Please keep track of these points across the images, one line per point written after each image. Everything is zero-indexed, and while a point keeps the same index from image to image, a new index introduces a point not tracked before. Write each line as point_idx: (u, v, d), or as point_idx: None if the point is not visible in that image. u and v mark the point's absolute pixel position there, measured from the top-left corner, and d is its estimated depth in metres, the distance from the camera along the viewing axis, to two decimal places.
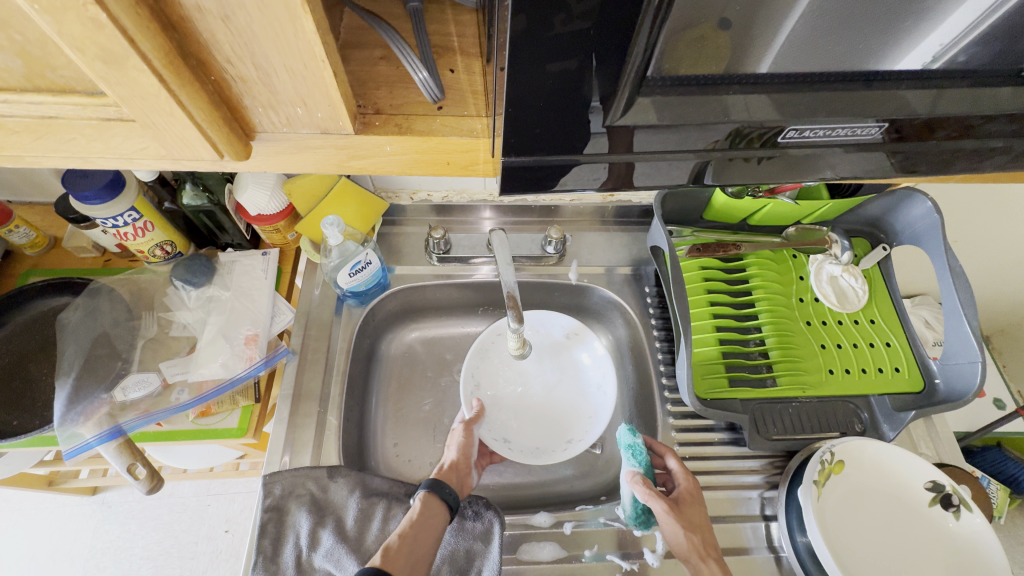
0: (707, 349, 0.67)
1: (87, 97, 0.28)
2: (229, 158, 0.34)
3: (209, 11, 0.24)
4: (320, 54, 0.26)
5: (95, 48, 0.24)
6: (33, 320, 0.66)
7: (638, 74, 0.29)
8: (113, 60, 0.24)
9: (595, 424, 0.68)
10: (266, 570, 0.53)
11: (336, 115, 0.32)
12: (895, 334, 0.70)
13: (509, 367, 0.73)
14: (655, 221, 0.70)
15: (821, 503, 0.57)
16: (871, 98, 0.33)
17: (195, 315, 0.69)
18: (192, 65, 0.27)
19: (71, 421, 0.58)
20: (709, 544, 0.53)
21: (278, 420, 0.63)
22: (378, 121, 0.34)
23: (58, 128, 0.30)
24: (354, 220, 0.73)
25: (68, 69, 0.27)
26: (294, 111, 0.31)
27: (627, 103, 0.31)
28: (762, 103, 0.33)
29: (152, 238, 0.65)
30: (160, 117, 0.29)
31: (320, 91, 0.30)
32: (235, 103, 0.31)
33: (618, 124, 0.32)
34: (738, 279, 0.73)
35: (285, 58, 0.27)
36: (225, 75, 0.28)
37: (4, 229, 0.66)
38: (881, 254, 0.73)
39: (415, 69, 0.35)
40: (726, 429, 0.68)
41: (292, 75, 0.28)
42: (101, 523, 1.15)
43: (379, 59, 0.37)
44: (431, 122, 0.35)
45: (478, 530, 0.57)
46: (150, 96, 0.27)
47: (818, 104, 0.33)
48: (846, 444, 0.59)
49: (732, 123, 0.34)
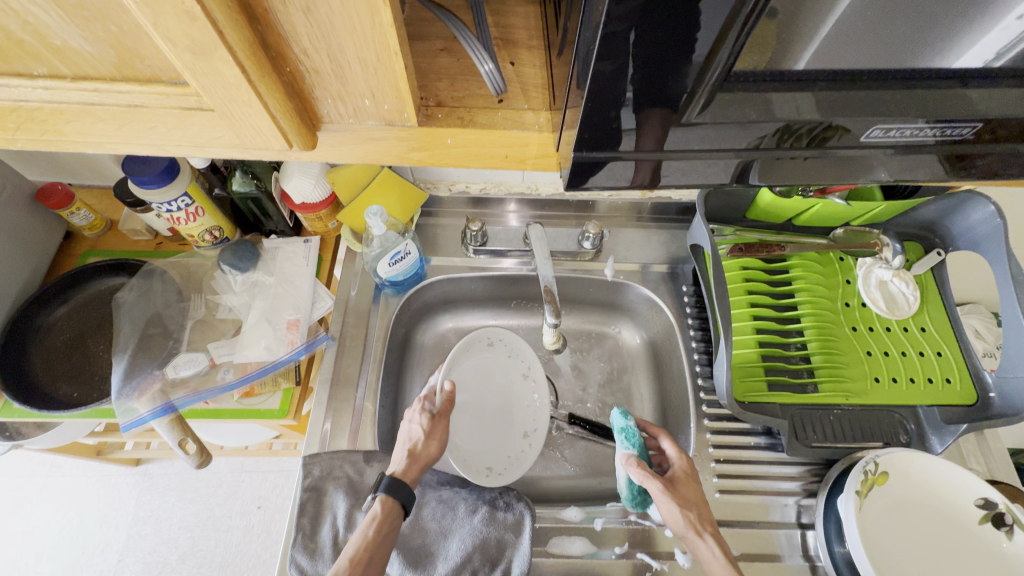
0: (746, 351, 0.66)
1: (171, 87, 0.30)
2: (296, 148, 0.34)
3: (293, 3, 0.25)
4: (394, 46, 0.27)
5: (186, 40, 0.25)
6: (93, 298, 0.69)
7: (717, 76, 0.29)
8: (201, 51, 0.25)
9: (517, 468, 0.66)
10: (305, 547, 0.55)
11: (402, 107, 0.32)
12: (947, 343, 0.67)
13: (475, 371, 0.70)
14: (697, 219, 0.69)
15: (863, 513, 0.55)
16: (955, 98, 0.32)
17: (240, 298, 0.71)
18: (271, 58, 0.28)
19: (126, 396, 0.61)
20: (706, 521, 0.52)
21: (318, 403, 0.65)
22: (440, 114, 0.35)
23: (141, 116, 0.32)
24: (394, 210, 0.73)
25: (156, 59, 0.29)
26: (362, 103, 0.32)
27: (706, 100, 0.30)
28: (843, 101, 0.31)
29: (202, 223, 0.67)
30: (237, 107, 0.29)
31: (389, 82, 0.30)
32: (307, 94, 0.31)
33: (695, 121, 0.32)
34: (781, 280, 0.71)
35: (360, 49, 0.27)
36: (300, 66, 0.29)
37: (67, 211, 0.70)
38: (936, 259, 0.70)
39: (481, 61, 0.36)
40: (763, 434, 0.66)
41: (365, 67, 0.29)
42: (143, 492, 1.21)
43: (440, 51, 0.38)
44: (493, 115, 0.35)
45: (509, 521, 0.58)
46: (231, 86, 0.28)
47: (890, 105, 0.32)
48: (891, 456, 0.57)
49: (780, 121, 0.33)
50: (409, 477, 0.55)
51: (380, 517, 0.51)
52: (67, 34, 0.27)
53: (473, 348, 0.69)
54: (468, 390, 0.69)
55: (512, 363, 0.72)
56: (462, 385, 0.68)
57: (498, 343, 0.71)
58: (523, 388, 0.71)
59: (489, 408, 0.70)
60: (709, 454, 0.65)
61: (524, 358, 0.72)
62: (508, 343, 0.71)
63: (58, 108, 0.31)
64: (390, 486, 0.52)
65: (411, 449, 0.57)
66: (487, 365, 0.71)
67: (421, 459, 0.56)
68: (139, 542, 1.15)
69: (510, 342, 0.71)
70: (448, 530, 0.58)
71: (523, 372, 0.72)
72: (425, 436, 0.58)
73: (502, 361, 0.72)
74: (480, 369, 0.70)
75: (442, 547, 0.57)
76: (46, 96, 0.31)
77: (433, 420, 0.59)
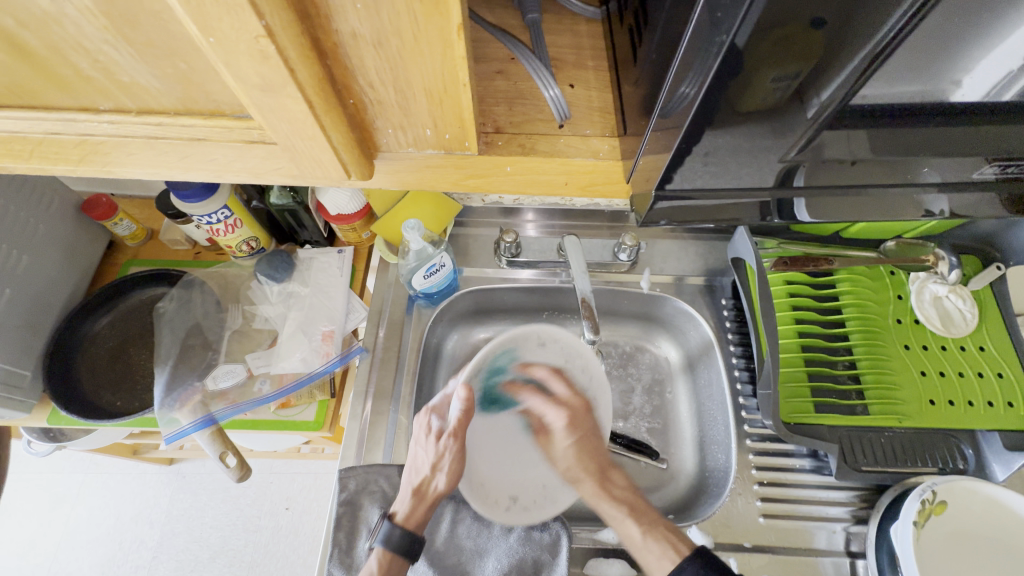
0: (792, 370, 0.64)
1: (234, 121, 0.31)
2: (353, 177, 0.35)
3: (363, 37, 0.25)
4: (463, 78, 0.27)
5: (256, 79, 0.25)
6: (135, 308, 0.71)
7: (776, 104, 0.29)
8: (270, 88, 0.26)
9: (549, 503, 0.56)
10: (342, 563, 0.55)
11: (463, 136, 0.33)
12: (1009, 364, 0.62)
13: (524, 376, 0.56)
14: (741, 232, 0.67)
15: (922, 545, 0.52)
16: (983, 135, 0.33)
17: (276, 309, 0.72)
18: (337, 92, 0.28)
19: (168, 406, 0.62)
20: (600, 463, 0.56)
21: (351, 415, 0.65)
22: (500, 140, 0.37)
23: (204, 148, 0.33)
24: (429, 222, 0.72)
25: (221, 94, 0.30)
26: (422, 132, 0.33)
27: (809, 139, 0.32)
28: (892, 139, 0.33)
29: (240, 234, 0.68)
30: (300, 142, 0.30)
31: (452, 114, 0.31)
32: (366, 123, 0.32)
33: (796, 157, 0.33)
34: (828, 295, 0.69)
35: (426, 82, 0.28)
36: (363, 98, 0.30)
37: (110, 222, 0.72)
38: (995, 274, 0.66)
39: (547, 87, 0.39)
40: (808, 456, 0.64)
41: (427, 96, 0.29)
42: (177, 491, 1.23)
43: (496, 73, 0.41)
44: (555, 141, 0.38)
45: (545, 541, 0.56)
46: (298, 122, 0.28)
47: (934, 143, 0.33)
48: (951, 484, 0.54)
49: (821, 157, 0.34)
50: (413, 520, 0.53)
51: (386, 569, 0.50)
52: (136, 70, 0.28)
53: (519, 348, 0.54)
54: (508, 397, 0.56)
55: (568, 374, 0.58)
56: (499, 392, 0.55)
57: (552, 342, 0.56)
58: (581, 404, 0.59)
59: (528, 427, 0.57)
60: (751, 476, 0.63)
61: (586, 370, 0.58)
62: (563, 343, 0.56)
63: (122, 140, 0.33)
64: (384, 540, 0.51)
65: (416, 484, 0.54)
66: (532, 369, 0.57)
67: (427, 497, 0.54)
68: (173, 539, 1.18)
69: (566, 343, 0.56)
70: (484, 548, 0.57)
71: (584, 385, 0.58)
72: (432, 467, 0.54)
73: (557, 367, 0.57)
74: (523, 374, 0.56)
75: (478, 565, 0.56)
76: (111, 129, 0.32)
77: (443, 447, 0.54)
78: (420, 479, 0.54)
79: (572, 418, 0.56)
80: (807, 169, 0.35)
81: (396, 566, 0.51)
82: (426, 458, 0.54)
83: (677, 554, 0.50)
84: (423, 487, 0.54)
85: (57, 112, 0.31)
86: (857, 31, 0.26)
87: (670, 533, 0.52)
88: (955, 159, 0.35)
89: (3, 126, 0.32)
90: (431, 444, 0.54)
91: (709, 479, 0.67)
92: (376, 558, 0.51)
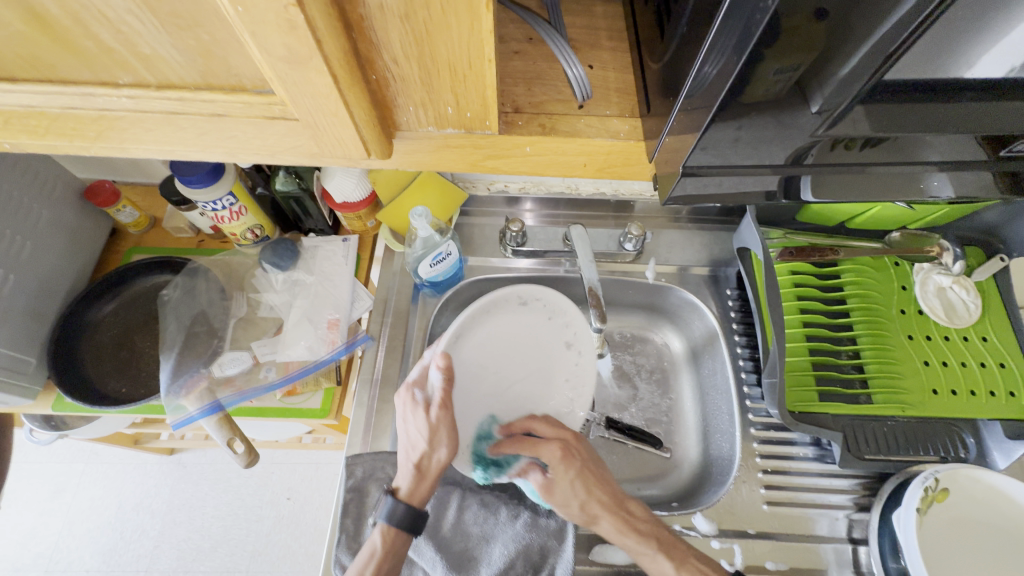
0: (796, 359, 0.64)
1: (255, 96, 0.31)
2: (372, 156, 0.36)
3: (390, 9, 0.25)
4: (488, 53, 0.27)
5: (282, 51, 0.25)
6: (139, 295, 0.71)
7: (780, 96, 0.30)
8: (296, 61, 0.26)
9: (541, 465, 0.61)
10: (349, 548, 0.55)
11: (484, 115, 0.33)
12: (1011, 354, 0.63)
13: (507, 331, 0.59)
14: (746, 221, 0.67)
15: (924, 531, 0.53)
16: (1004, 114, 0.32)
17: (281, 297, 0.72)
18: (360, 66, 0.28)
19: (175, 393, 0.62)
20: (613, 494, 0.57)
21: (358, 403, 0.65)
22: (520, 120, 0.37)
23: (222, 124, 0.33)
24: (434, 210, 0.72)
25: (242, 68, 0.30)
26: (445, 110, 0.33)
27: (839, 116, 0.32)
28: (912, 119, 0.33)
29: (244, 222, 0.67)
30: (322, 116, 0.31)
31: (476, 91, 0.31)
32: (387, 101, 0.32)
33: (827, 134, 0.33)
34: (833, 285, 0.69)
35: (451, 57, 0.28)
36: (385, 74, 0.30)
37: (113, 208, 0.71)
38: (999, 265, 0.66)
39: (570, 66, 0.38)
40: (811, 445, 0.64)
41: (451, 72, 0.29)
42: (178, 481, 1.23)
43: (513, 54, 0.41)
44: (575, 121, 0.37)
45: (552, 527, 0.57)
46: (320, 96, 0.29)
47: (957, 118, 0.33)
48: (954, 471, 0.54)
49: (838, 136, 0.33)
50: (417, 495, 0.54)
51: (392, 543, 0.52)
52: (158, 43, 0.28)
53: (501, 309, 0.58)
54: (494, 355, 0.58)
55: (549, 329, 0.61)
56: (481, 352, 0.57)
57: (537, 299, 0.59)
58: (564, 357, 0.62)
59: (514, 384, 0.60)
60: (756, 464, 0.63)
61: (568, 324, 0.61)
62: (545, 303, 0.60)
63: (139, 117, 0.32)
64: (388, 518, 0.52)
65: (417, 462, 0.54)
66: (519, 326, 0.60)
67: (429, 474, 0.54)
68: (174, 529, 1.18)
69: (548, 301, 0.60)
70: (491, 534, 0.57)
71: (566, 340, 0.62)
72: (429, 443, 0.53)
73: (539, 322, 0.61)
74: (509, 330, 0.59)
75: (485, 551, 0.56)
76: (129, 104, 0.31)
77: (435, 418, 0.53)
78: (419, 456, 0.53)
79: (565, 450, 0.57)
80: (821, 151, 0.35)
81: (400, 541, 0.52)
82: (417, 432, 0.54)
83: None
84: (423, 464, 0.54)
85: (74, 85, 0.31)
86: (884, 9, 0.25)
87: (702, 565, 0.53)
88: (969, 143, 0.35)
89: (18, 101, 0.32)
90: (420, 417, 0.53)
91: (713, 467, 0.68)
92: (381, 533, 0.52)
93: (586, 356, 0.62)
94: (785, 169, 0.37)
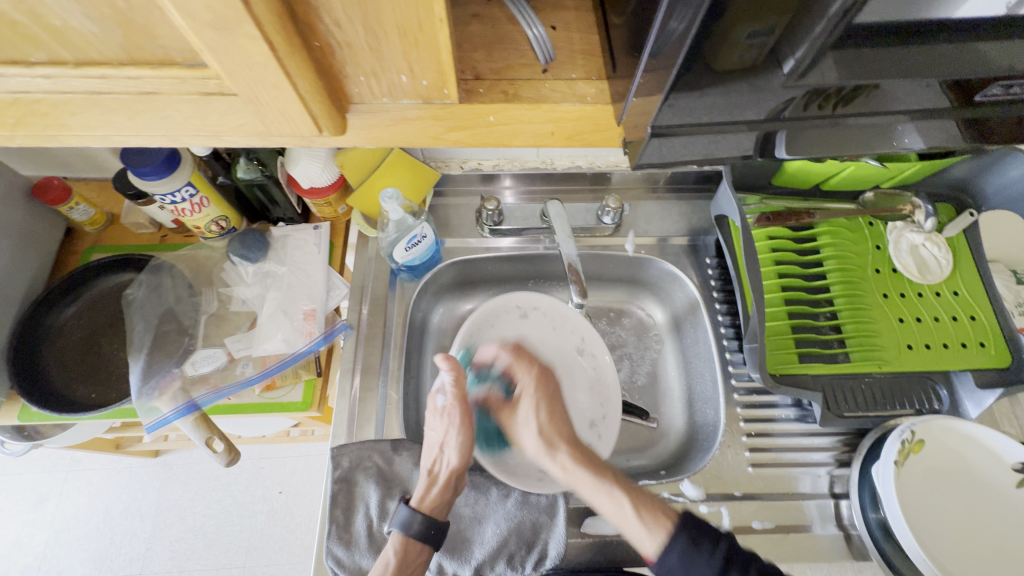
0: (776, 323, 0.65)
1: (187, 70, 0.29)
2: (325, 132, 0.34)
3: None
4: (438, 11, 0.26)
5: (208, 14, 0.24)
6: (100, 296, 0.67)
7: (758, 62, 0.30)
8: (225, 26, 0.24)
9: None
10: (340, 539, 0.54)
11: (442, 82, 0.32)
12: (981, 306, 0.64)
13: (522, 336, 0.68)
14: (723, 187, 0.66)
15: (901, 482, 0.55)
16: (975, 54, 0.32)
17: (253, 290, 0.69)
18: (300, 30, 0.27)
19: (147, 395, 0.60)
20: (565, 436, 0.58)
21: (341, 393, 0.64)
22: (481, 88, 0.35)
23: (158, 103, 0.30)
24: (406, 191, 0.70)
25: (169, 38, 0.27)
26: (397, 78, 0.31)
27: (805, 67, 0.30)
28: (880, 65, 0.32)
29: (207, 214, 0.64)
30: (263, 90, 0.29)
31: (429, 56, 0.29)
32: (336, 72, 0.30)
33: (795, 87, 0.32)
34: (809, 248, 0.70)
35: (398, 16, 0.26)
36: (329, 40, 0.28)
37: (65, 206, 0.67)
38: (969, 220, 0.67)
39: (530, 26, 0.36)
40: (792, 406, 0.65)
41: (400, 36, 0.28)
42: (166, 482, 1.21)
43: (472, 17, 0.39)
44: (540, 86, 0.36)
45: (543, 503, 0.57)
46: (257, 66, 0.27)
47: (927, 63, 0.32)
48: (928, 423, 0.56)
49: (811, 87, 0.32)
50: (427, 502, 0.53)
51: (403, 552, 0.51)
52: (69, 12, 0.25)
53: (505, 320, 0.67)
54: None
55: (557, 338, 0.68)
56: None
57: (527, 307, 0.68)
58: (579, 366, 0.67)
59: None
60: (740, 428, 0.64)
61: (574, 331, 0.68)
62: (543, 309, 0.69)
63: (63, 99, 0.30)
64: (401, 522, 0.52)
65: (429, 469, 0.55)
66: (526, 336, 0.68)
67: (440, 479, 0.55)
68: (165, 531, 1.17)
69: (546, 310, 0.69)
70: (483, 514, 0.57)
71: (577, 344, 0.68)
72: (442, 446, 0.56)
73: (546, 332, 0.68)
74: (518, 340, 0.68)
75: (478, 531, 0.56)
76: (46, 85, 0.29)
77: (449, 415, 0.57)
78: (432, 462, 0.55)
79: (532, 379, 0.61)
80: (795, 105, 0.34)
81: (413, 549, 0.51)
82: (436, 436, 0.57)
83: (668, 519, 0.50)
84: (436, 469, 0.55)
85: None
86: None
87: (656, 503, 0.52)
88: (939, 92, 0.34)
89: None
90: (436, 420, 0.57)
91: (699, 434, 0.69)
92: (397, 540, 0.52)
93: (602, 357, 0.67)
94: (760, 126, 0.36)
